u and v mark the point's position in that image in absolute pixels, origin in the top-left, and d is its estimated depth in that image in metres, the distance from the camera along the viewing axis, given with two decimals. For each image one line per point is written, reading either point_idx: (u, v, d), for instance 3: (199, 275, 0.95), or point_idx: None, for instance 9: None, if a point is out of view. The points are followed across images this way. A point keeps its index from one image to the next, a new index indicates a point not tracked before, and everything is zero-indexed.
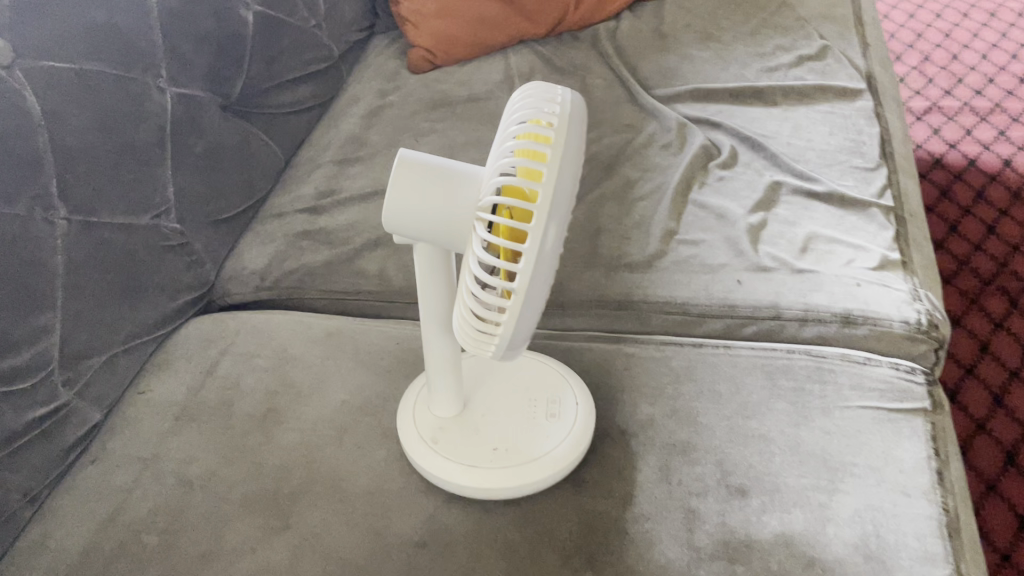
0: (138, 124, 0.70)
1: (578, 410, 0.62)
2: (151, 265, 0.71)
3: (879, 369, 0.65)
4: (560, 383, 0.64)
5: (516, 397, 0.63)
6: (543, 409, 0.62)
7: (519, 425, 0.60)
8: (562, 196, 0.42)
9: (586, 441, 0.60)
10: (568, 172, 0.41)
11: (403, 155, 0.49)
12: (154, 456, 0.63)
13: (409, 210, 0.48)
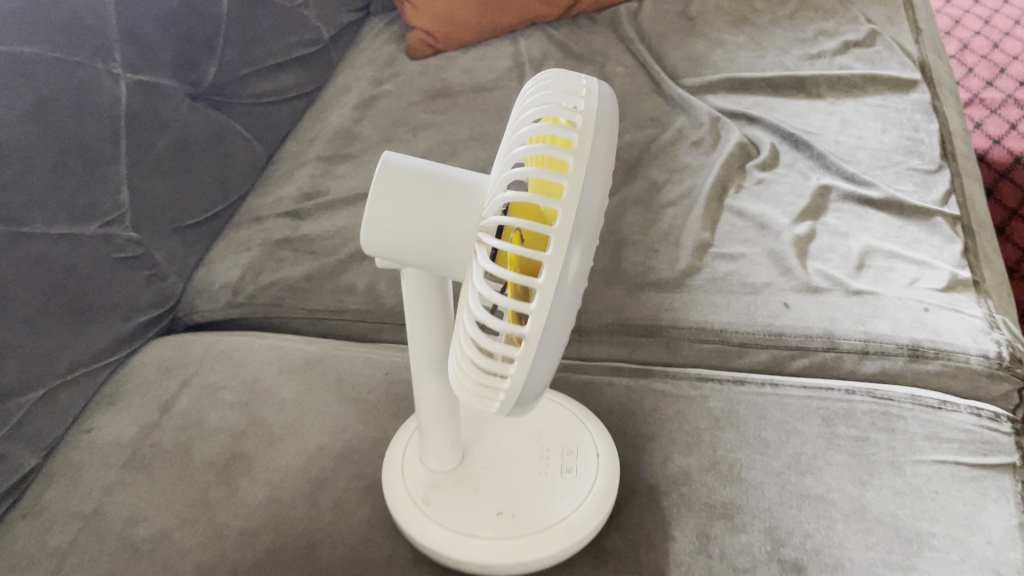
0: (86, 117, 0.59)
1: (599, 464, 0.51)
2: (100, 282, 0.61)
3: (956, 415, 0.55)
4: (577, 431, 0.53)
5: (524, 446, 0.52)
6: (558, 462, 0.51)
7: (527, 484, 0.50)
8: (590, 218, 0.31)
9: (609, 505, 0.49)
10: (598, 185, 0.31)
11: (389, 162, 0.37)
12: (95, 512, 0.53)
13: (394, 232, 0.37)
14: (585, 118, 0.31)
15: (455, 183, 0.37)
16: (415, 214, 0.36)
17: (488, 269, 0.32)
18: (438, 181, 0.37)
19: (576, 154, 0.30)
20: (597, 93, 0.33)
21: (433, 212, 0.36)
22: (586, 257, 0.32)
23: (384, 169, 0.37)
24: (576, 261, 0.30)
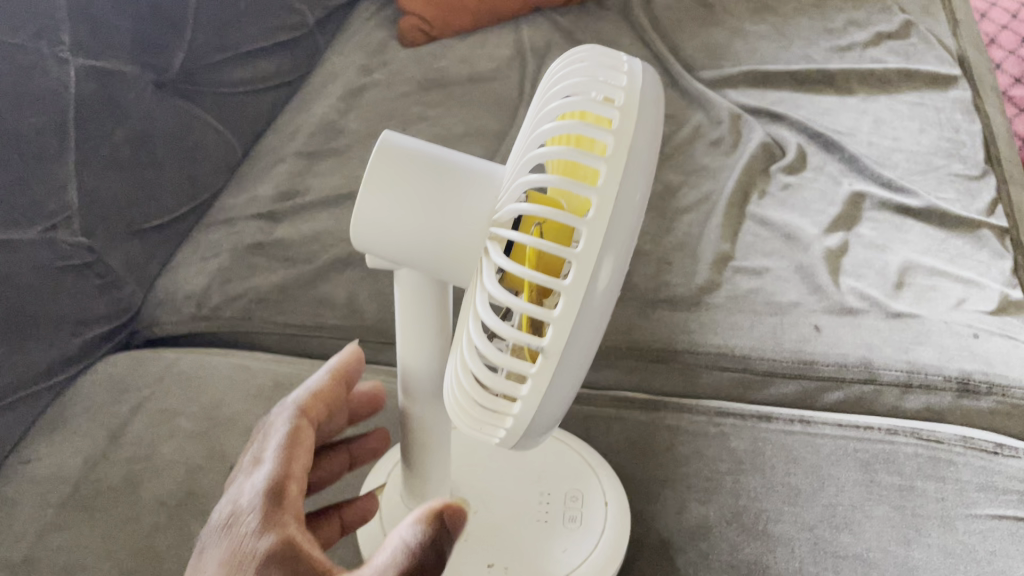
0: (26, 106, 0.52)
1: (608, 514, 0.44)
2: (42, 293, 0.54)
3: (1014, 462, 0.48)
4: (584, 471, 0.46)
5: (521, 487, 0.45)
6: (559, 510, 0.44)
7: (522, 537, 0.42)
8: (631, 214, 0.24)
9: (617, 561, 0.42)
10: (643, 174, 0.24)
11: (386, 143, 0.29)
12: (25, 560, 0.47)
13: (386, 227, 0.30)
14: (629, 94, 0.25)
15: (467, 172, 0.30)
16: (419, 212, 0.29)
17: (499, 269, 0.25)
18: (448, 170, 0.30)
19: (617, 133, 0.24)
20: (640, 69, 0.26)
21: (442, 211, 0.29)
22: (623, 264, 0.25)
23: (379, 152, 0.29)
24: (613, 265, 0.24)
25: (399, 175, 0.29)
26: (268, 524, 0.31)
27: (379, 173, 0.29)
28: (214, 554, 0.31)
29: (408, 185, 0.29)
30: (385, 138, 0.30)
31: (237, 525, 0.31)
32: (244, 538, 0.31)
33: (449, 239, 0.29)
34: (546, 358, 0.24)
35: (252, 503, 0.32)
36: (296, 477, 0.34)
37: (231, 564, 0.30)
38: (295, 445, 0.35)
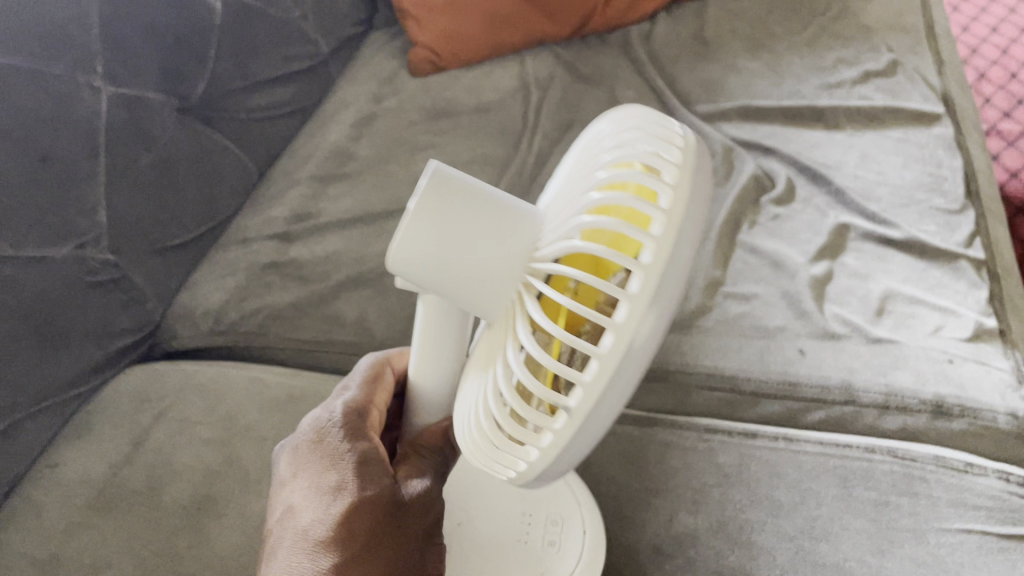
0: (61, 132, 0.55)
1: (587, 542, 0.46)
2: (72, 307, 0.57)
3: (984, 480, 0.51)
4: (568, 494, 0.48)
5: (505, 507, 0.47)
6: (540, 533, 0.46)
7: (499, 560, 0.45)
8: (673, 290, 0.25)
9: None
10: (688, 251, 0.25)
11: (434, 179, 0.27)
12: (55, 559, 0.50)
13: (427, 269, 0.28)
14: (682, 172, 0.26)
15: (508, 213, 0.29)
16: (460, 259, 0.28)
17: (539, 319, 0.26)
18: (491, 210, 0.28)
19: (668, 210, 0.25)
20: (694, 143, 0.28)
21: (484, 259, 0.28)
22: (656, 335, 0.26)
23: (425, 186, 0.27)
24: (650, 333, 0.24)
25: (442, 225, 0.28)
26: (358, 434, 0.42)
27: (421, 224, 0.27)
28: (313, 446, 0.42)
29: (449, 234, 0.28)
30: (431, 170, 0.28)
31: (332, 430, 0.42)
32: (340, 439, 0.41)
33: (487, 291, 0.29)
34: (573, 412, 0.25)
35: (344, 416, 0.42)
36: (376, 406, 0.44)
37: (330, 456, 0.41)
38: (375, 385, 0.45)
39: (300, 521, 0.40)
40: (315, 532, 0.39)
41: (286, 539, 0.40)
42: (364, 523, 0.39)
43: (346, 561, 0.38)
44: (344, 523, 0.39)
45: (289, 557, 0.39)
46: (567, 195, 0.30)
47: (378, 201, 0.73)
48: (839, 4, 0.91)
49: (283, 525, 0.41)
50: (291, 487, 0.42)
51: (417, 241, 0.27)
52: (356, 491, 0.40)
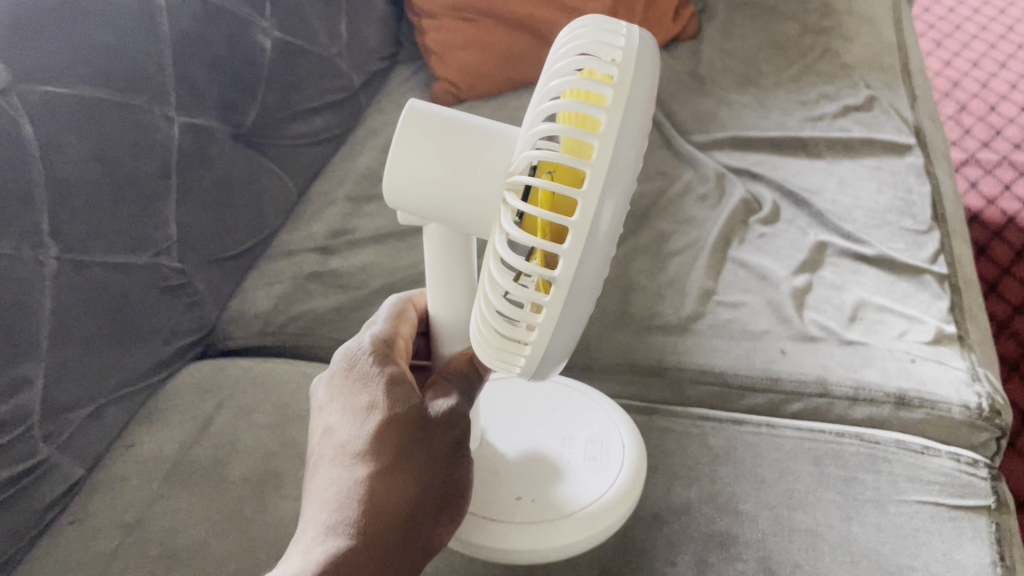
0: (142, 155, 0.64)
1: (625, 454, 0.57)
2: (147, 308, 0.66)
3: (937, 461, 0.59)
4: (600, 421, 0.59)
5: (552, 436, 0.58)
6: (584, 450, 0.57)
7: (554, 471, 0.56)
8: (630, 151, 0.29)
9: (636, 489, 0.55)
10: (638, 116, 0.29)
11: (412, 111, 0.36)
12: (139, 522, 0.58)
13: (416, 184, 0.36)
14: (626, 49, 0.30)
15: (485, 127, 0.36)
16: (441, 172, 0.35)
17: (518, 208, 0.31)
18: (463, 131, 0.36)
19: (614, 84, 0.28)
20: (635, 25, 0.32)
21: (462, 172, 0.35)
22: (621, 203, 0.30)
23: (406, 117, 0.36)
24: (614, 196, 0.29)
25: (428, 135, 0.35)
26: (386, 359, 0.47)
27: (409, 134, 0.35)
28: (345, 372, 0.47)
29: (434, 140, 0.35)
30: (411, 106, 0.36)
31: (362, 357, 0.47)
32: (370, 363, 0.47)
33: (476, 186, 0.36)
34: (561, 280, 0.30)
35: (373, 344, 0.48)
36: (400, 337, 0.50)
37: (362, 378, 0.46)
38: (398, 320, 0.51)
39: (338, 437, 0.45)
40: (352, 445, 0.45)
41: (327, 454, 0.45)
42: (395, 434, 0.44)
43: (382, 467, 0.44)
44: (378, 435, 0.44)
45: (331, 468, 0.45)
46: (533, 97, 0.34)
47: None
48: (823, 44, 1.00)
49: (323, 443, 0.46)
50: (328, 410, 0.47)
51: (406, 148, 0.35)
52: (387, 407, 0.45)
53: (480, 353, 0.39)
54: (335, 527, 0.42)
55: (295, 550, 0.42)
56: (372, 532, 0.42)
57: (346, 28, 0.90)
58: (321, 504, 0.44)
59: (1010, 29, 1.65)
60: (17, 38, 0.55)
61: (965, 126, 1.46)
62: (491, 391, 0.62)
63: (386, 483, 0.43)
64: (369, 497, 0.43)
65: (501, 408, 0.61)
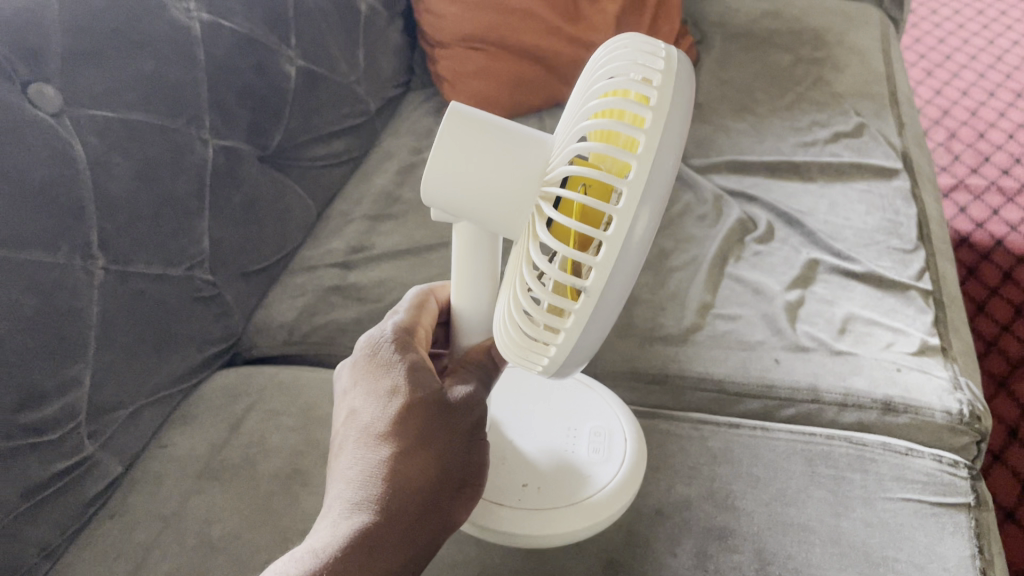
0: (179, 175, 0.69)
1: (626, 447, 0.62)
2: (182, 317, 0.70)
3: (922, 461, 0.63)
4: (604, 415, 0.65)
5: (559, 429, 0.64)
6: (589, 443, 0.63)
7: (560, 462, 0.61)
8: (667, 171, 0.33)
9: (637, 477, 0.60)
10: (675, 140, 0.33)
11: (456, 113, 0.39)
12: (176, 515, 0.62)
13: (459, 180, 0.40)
14: (665, 77, 0.34)
15: (523, 133, 0.40)
16: (483, 169, 0.39)
17: (554, 217, 0.35)
18: (502, 134, 0.40)
19: (654, 109, 0.32)
20: (675, 54, 0.36)
21: (502, 172, 0.39)
22: (655, 219, 0.34)
23: (450, 117, 0.39)
24: (650, 211, 0.33)
25: (476, 132, 0.39)
26: (407, 347, 0.52)
27: (459, 128, 0.39)
28: (369, 359, 0.52)
29: (481, 137, 0.39)
30: (455, 108, 0.40)
31: (384, 345, 0.52)
32: (391, 351, 0.51)
33: (515, 183, 0.40)
34: (596, 281, 0.34)
35: (394, 333, 0.52)
36: (420, 326, 0.55)
37: (383, 365, 0.51)
38: (420, 310, 0.56)
39: (362, 420, 0.50)
40: (375, 427, 0.49)
41: (352, 436, 0.50)
42: (415, 418, 0.49)
43: (403, 448, 0.48)
44: (399, 418, 0.49)
45: (356, 449, 0.49)
46: (575, 117, 0.38)
47: (422, 236, 0.87)
48: (815, 74, 1.06)
49: (348, 425, 0.51)
50: (353, 395, 0.51)
51: (453, 144, 0.39)
52: (408, 392, 0.49)
53: (512, 344, 0.44)
54: (361, 502, 0.47)
55: (323, 523, 0.47)
56: (395, 507, 0.46)
57: (364, 56, 0.95)
58: (347, 481, 0.48)
59: (998, 60, 1.71)
60: (72, 65, 0.59)
61: (954, 153, 1.51)
62: (503, 384, 0.68)
63: (408, 462, 0.48)
64: (391, 475, 0.47)
65: (513, 400, 0.66)
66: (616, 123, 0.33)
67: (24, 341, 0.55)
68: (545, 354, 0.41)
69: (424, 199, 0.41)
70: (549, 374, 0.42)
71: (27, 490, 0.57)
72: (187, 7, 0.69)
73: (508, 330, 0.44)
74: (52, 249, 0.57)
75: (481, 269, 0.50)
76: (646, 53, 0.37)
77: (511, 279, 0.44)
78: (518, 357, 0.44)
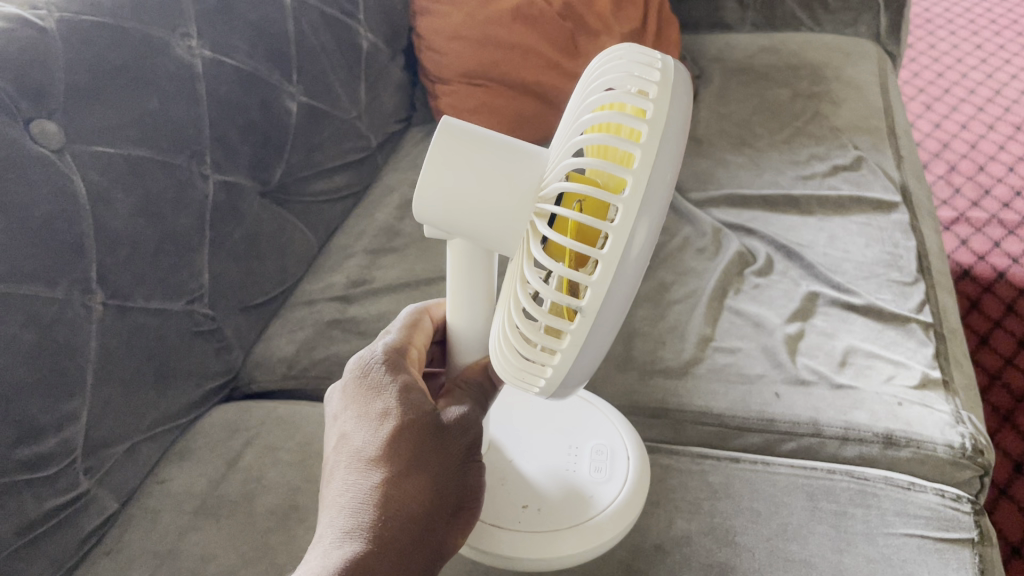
0: (181, 210, 0.69)
1: (629, 467, 0.63)
2: (180, 352, 0.71)
3: (923, 496, 0.63)
4: (607, 433, 0.65)
5: (559, 449, 0.65)
6: (590, 463, 0.63)
7: (561, 482, 0.62)
8: (663, 186, 0.33)
9: (640, 497, 0.61)
10: (671, 154, 0.33)
11: (447, 129, 0.40)
12: (171, 551, 0.62)
13: (451, 195, 0.40)
14: (662, 88, 0.34)
15: (516, 146, 0.41)
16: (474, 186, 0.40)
17: (549, 236, 0.35)
18: (494, 150, 0.40)
19: (650, 122, 0.33)
20: (671, 63, 0.36)
21: (495, 188, 0.40)
22: (652, 234, 0.34)
23: (441, 134, 0.40)
24: (647, 227, 0.33)
25: (467, 145, 0.40)
26: (398, 367, 0.52)
27: (449, 143, 0.40)
28: (360, 381, 0.52)
29: (474, 150, 0.40)
30: (447, 125, 0.40)
31: (375, 366, 0.52)
32: (382, 373, 0.51)
33: (509, 196, 0.40)
34: (592, 300, 0.34)
35: (385, 354, 0.53)
36: (413, 345, 0.55)
37: (375, 387, 0.51)
38: (413, 328, 0.56)
39: (353, 444, 0.50)
40: (367, 451, 0.49)
41: (343, 460, 0.50)
42: (407, 441, 0.48)
43: (394, 474, 0.48)
44: (391, 441, 0.48)
45: (347, 473, 0.49)
46: (569, 131, 0.39)
47: (422, 270, 0.87)
48: (813, 108, 1.06)
49: (339, 449, 0.50)
50: (343, 419, 0.51)
51: (444, 161, 0.40)
52: (400, 415, 0.49)
53: (508, 363, 0.44)
54: (352, 530, 0.46)
55: (313, 553, 0.46)
56: (387, 534, 0.46)
57: (365, 92, 0.96)
58: (338, 508, 0.47)
59: (997, 93, 1.72)
60: (75, 103, 0.59)
61: (955, 186, 1.51)
62: (503, 404, 0.68)
63: (400, 488, 0.47)
64: (384, 500, 0.47)
65: (514, 420, 0.67)
66: (612, 138, 0.33)
67: (21, 376, 0.55)
68: (542, 376, 0.41)
69: (417, 214, 0.42)
70: (546, 395, 0.42)
71: (23, 527, 0.57)
72: (189, 44, 0.70)
73: (504, 350, 0.44)
74: (52, 284, 0.57)
75: (475, 282, 0.51)
76: (642, 64, 0.37)
77: (505, 296, 0.44)
78: (515, 377, 0.44)
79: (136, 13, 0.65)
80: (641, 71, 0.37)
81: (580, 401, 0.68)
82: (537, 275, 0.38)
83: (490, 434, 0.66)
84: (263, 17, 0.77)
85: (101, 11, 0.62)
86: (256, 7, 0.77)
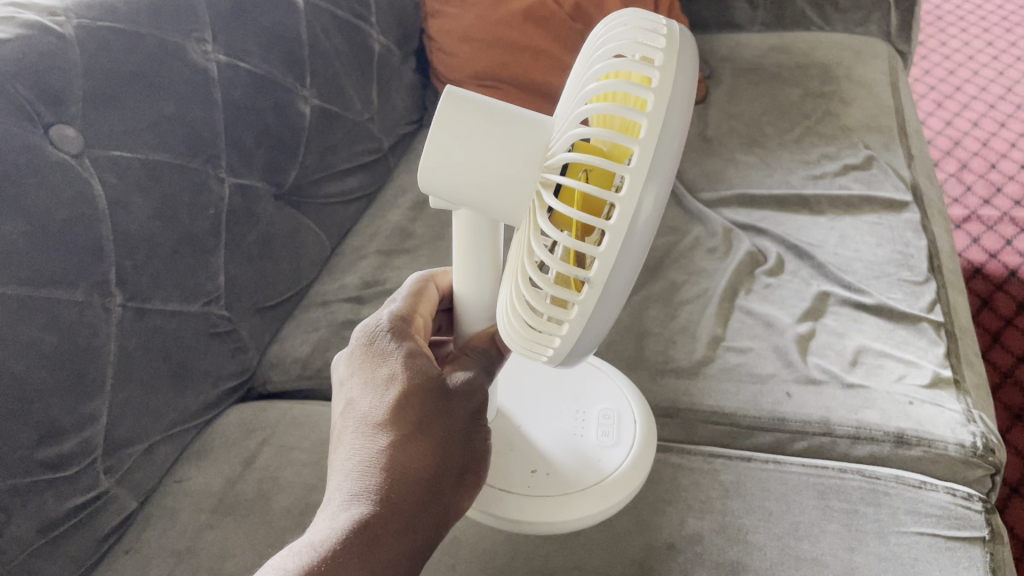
0: (197, 213, 0.70)
1: (636, 430, 0.64)
2: (197, 353, 0.72)
3: (934, 494, 0.63)
4: (615, 397, 0.67)
5: (566, 415, 0.66)
6: (597, 428, 0.65)
7: (570, 447, 0.64)
8: (670, 154, 0.33)
9: (648, 460, 0.63)
10: (678, 121, 0.33)
11: (449, 99, 0.40)
12: (189, 549, 0.63)
13: (454, 165, 0.40)
14: (668, 54, 0.34)
15: (522, 114, 0.41)
16: (478, 156, 0.40)
17: (555, 207, 0.36)
18: (496, 119, 0.40)
19: (656, 91, 0.33)
20: (676, 30, 0.36)
21: (499, 158, 0.40)
22: (660, 202, 0.34)
23: (442, 105, 0.40)
24: (653, 196, 0.33)
25: (468, 113, 0.40)
26: (403, 335, 0.53)
27: (452, 114, 0.40)
28: (365, 348, 0.52)
29: (477, 120, 0.40)
30: (448, 95, 0.40)
31: (381, 335, 0.52)
32: (388, 340, 0.52)
33: (517, 163, 0.40)
34: (599, 271, 0.35)
35: (389, 322, 0.53)
36: (418, 315, 0.56)
37: (380, 354, 0.52)
38: (418, 298, 0.57)
39: (359, 410, 0.50)
40: (372, 417, 0.49)
41: (349, 426, 0.50)
42: (412, 406, 0.49)
43: (400, 439, 0.48)
44: (397, 406, 0.49)
45: (353, 439, 0.49)
46: (574, 102, 0.39)
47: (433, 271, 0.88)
48: (824, 107, 1.06)
49: (346, 416, 0.51)
50: (350, 385, 0.52)
51: (446, 130, 0.40)
52: (405, 380, 0.50)
53: (516, 335, 0.45)
54: (359, 494, 0.47)
55: (321, 517, 0.47)
56: (394, 498, 0.47)
57: (377, 94, 0.96)
58: (346, 471, 0.48)
59: (1008, 91, 1.72)
60: (93, 109, 0.60)
61: (966, 184, 1.51)
62: (510, 372, 0.70)
63: (405, 452, 0.48)
64: (391, 465, 0.47)
65: (521, 389, 0.68)
66: (617, 107, 0.33)
67: (43, 378, 0.56)
68: (551, 345, 0.42)
69: (423, 186, 0.42)
70: (555, 364, 0.43)
71: (45, 526, 0.58)
72: (205, 49, 0.70)
73: (512, 320, 0.44)
74: (72, 287, 0.58)
75: (483, 254, 0.51)
76: (647, 31, 0.37)
77: (513, 267, 0.45)
78: (524, 348, 0.45)
79: (152, 19, 0.66)
80: (647, 39, 0.37)
81: (587, 372, 0.69)
82: (544, 246, 0.39)
83: (500, 402, 0.67)
84: (276, 22, 0.78)
85: (118, 17, 0.63)
86: (269, 12, 0.78)
